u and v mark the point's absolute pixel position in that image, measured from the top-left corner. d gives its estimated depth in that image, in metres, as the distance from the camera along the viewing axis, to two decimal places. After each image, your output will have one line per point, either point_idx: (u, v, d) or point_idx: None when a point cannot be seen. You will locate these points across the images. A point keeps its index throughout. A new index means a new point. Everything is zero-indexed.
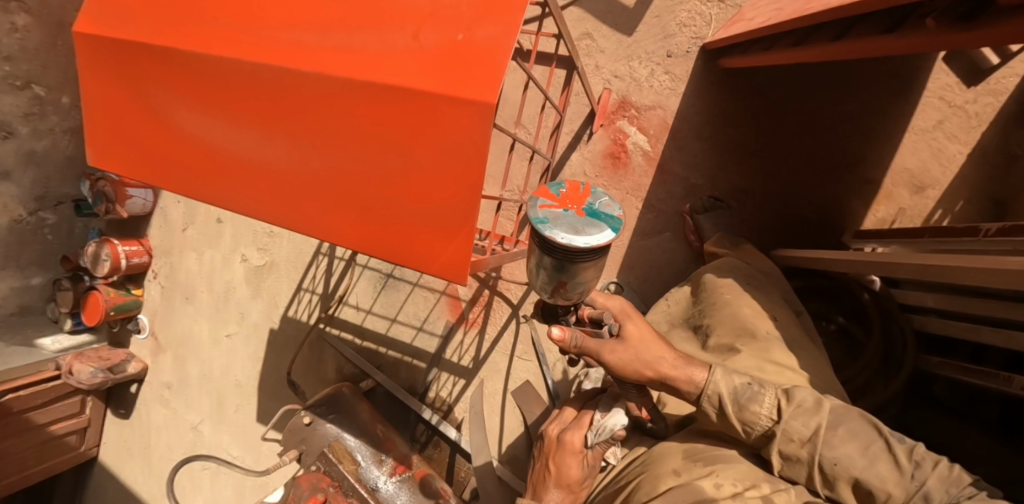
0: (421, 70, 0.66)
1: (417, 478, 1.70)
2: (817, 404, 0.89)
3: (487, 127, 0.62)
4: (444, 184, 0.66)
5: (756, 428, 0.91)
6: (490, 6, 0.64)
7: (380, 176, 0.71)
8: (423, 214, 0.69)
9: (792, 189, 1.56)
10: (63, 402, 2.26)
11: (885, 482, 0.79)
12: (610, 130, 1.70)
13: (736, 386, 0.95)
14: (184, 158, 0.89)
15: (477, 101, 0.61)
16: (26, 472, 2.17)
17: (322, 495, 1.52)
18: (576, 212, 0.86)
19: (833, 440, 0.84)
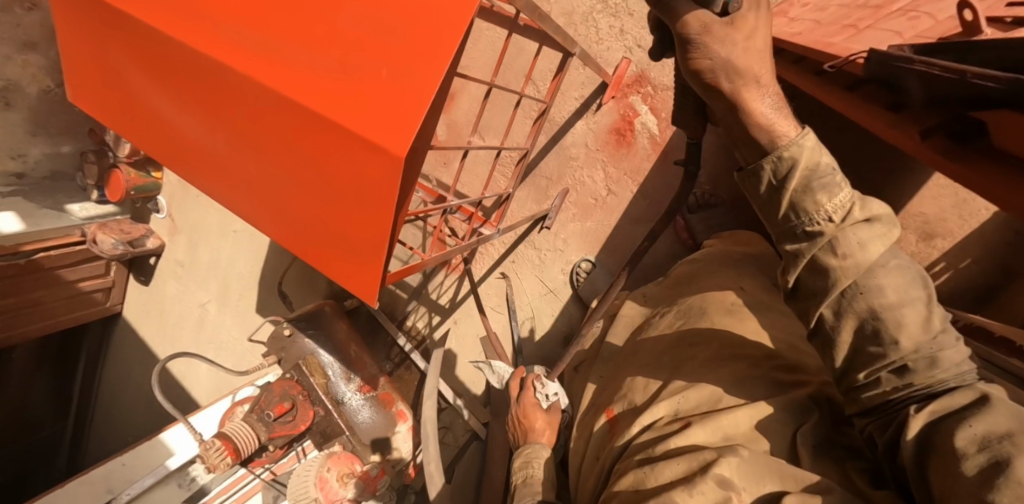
0: (337, 98, 0.64)
1: (381, 398, 1.86)
2: (888, 224, 0.71)
3: (391, 182, 0.63)
4: (358, 218, 0.71)
5: (808, 220, 0.72)
6: (411, 41, 0.60)
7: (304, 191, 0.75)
8: (345, 247, 0.75)
9: None
10: (89, 263, 2.54)
11: (903, 329, 0.68)
12: (620, 104, 1.58)
13: (820, 164, 0.71)
14: (143, 126, 0.92)
15: (382, 158, 0.62)
16: (60, 318, 2.51)
17: (289, 402, 1.69)
18: None
19: (880, 269, 0.70)
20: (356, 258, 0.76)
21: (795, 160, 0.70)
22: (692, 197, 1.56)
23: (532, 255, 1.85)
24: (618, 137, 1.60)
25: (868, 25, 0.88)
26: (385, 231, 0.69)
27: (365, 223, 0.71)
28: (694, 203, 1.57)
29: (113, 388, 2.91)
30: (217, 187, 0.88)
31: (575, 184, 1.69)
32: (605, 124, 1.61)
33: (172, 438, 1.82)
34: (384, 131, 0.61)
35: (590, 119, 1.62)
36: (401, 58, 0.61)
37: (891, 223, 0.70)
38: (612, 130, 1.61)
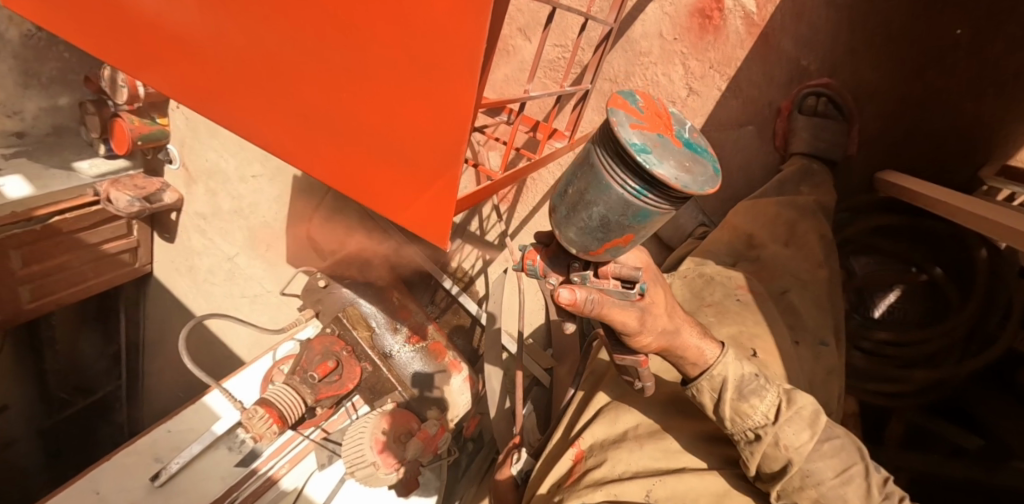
0: None
1: (431, 349, 1.64)
2: (814, 413, 0.79)
3: (470, 71, 0.60)
4: (432, 124, 0.69)
5: (745, 423, 0.80)
6: None
7: (369, 106, 0.73)
8: (415, 170, 0.75)
9: (939, 98, 1.18)
10: (111, 224, 2.42)
11: (845, 501, 0.76)
12: None
13: (744, 373, 0.82)
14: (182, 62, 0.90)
15: (461, 41, 0.59)
16: (90, 282, 2.46)
17: (333, 361, 1.51)
18: (671, 139, 0.58)
19: (814, 455, 0.77)
20: (423, 185, 0.76)
21: (724, 380, 0.81)
22: (812, 99, 1.23)
23: None
24: (703, 20, 1.26)
25: None
26: (459, 138, 0.67)
27: (436, 135, 0.69)
28: (811, 107, 1.24)
29: (159, 345, 2.89)
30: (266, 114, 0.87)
31: (647, 84, 1.37)
32: (685, 4, 1.27)
33: (216, 401, 1.76)
34: (455, 24, 0.58)
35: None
36: None
37: (810, 409, 0.80)
38: (696, 11, 1.26)
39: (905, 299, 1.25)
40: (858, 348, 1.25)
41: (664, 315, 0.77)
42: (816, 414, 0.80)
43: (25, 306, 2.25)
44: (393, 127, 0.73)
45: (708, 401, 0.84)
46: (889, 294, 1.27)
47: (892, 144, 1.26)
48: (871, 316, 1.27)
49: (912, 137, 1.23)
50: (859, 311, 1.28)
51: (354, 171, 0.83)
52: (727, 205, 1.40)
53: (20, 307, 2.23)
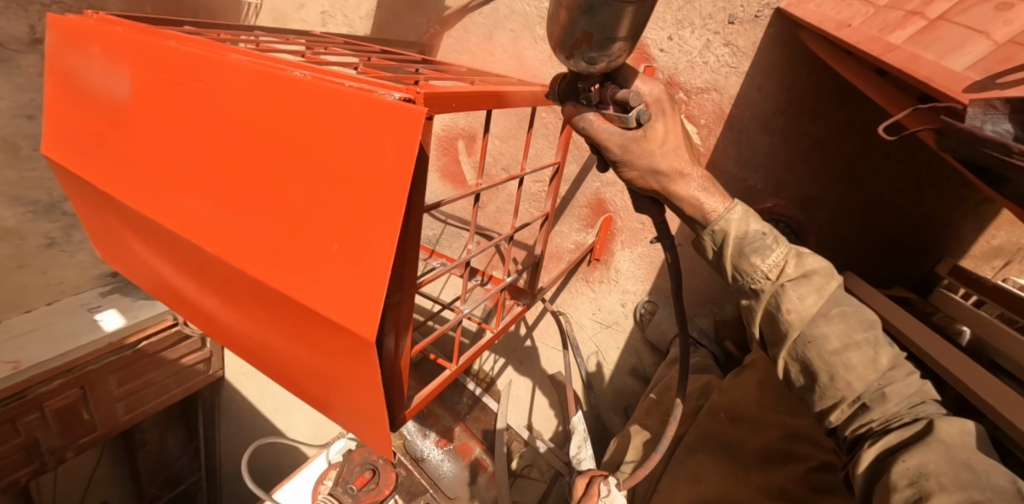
0: (264, 295, 0.65)
1: (458, 450, 1.88)
2: (824, 275, 0.88)
3: (270, 353, 0.75)
4: (250, 341, 0.77)
5: (751, 279, 0.90)
6: (307, 332, 0.64)
7: (244, 327, 0.75)
8: (211, 312, 0.80)
9: (883, 201, 1.27)
10: (186, 341, 2.83)
11: (829, 331, 0.83)
12: None
13: (749, 232, 0.91)
14: (136, 261, 0.92)
15: (278, 344, 0.71)
16: (173, 392, 2.91)
17: (370, 471, 1.76)
18: None
19: (820, 319, 0.85)
20: (215, 317, 0.80)
21: (727, 231, 0.91)
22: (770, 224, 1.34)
23: (585, 290, 1.69)
24: None
25: (942, 17, 0.68)
26: (248, 346, 0.78)
27: (254, 353, 0.78)
28: None
29: (240, 441, 3.30)
30: (167, 252, 0.80)
31: (617, 208, 1.53)
32: None
33: None
34: (285, 356, 0.72)
35: None
36: (284, 306, 0.63)
37: (826, 275, 0.88)
38: None
39: None
40: None
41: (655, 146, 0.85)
42: (833, 281, 0.88)
43: (121, 418, 2.72)
44: (252, 335, 0.75)
45: (709, 250, 0.96)
46: None
47: (850, 244, 1.33)
48: None
49: (866, 236, 1.31)
50: None
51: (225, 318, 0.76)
52: (706, 309, 1.53)
53: (117, 419, 2.70)
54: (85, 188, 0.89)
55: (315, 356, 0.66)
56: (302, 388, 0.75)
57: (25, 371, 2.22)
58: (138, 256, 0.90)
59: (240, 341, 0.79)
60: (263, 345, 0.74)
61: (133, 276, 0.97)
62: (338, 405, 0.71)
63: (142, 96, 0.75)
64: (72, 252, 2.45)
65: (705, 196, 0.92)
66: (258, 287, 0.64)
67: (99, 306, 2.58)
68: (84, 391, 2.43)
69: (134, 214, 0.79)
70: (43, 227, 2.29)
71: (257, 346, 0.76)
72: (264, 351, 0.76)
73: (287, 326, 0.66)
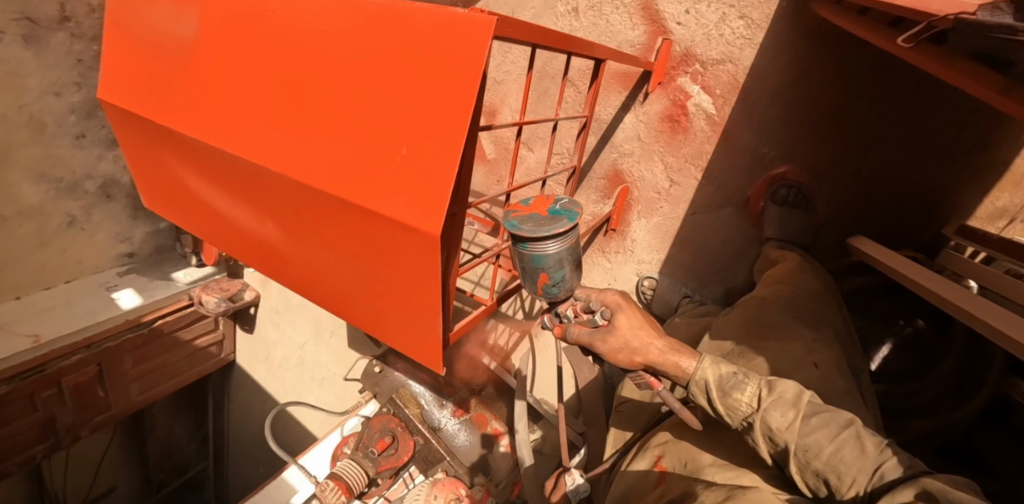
0: (328, 213, 0.69)
1: (474, 420, 1.91)
2: (794, 392, 0.86)
3: (326, 277, 0.80)
4: (307, 268, 0.82)
5: (736, 416, 0.89)
6: (367, 246, 0.68)
7: (303, 254, 0.80)
8: (270, 244, 0.85)
9: (892, 167, 1.31)
10: (200, 322, 2.88)
11: (818, 443, 0.80)
12: (668, 89, 1.49)
13: (723, 374, 0.93)
14: (189, 203, 0.97)
15: (335, 266, 0.76)
16: (186, 373, 2.96)
17: (389, 437, 1.84)
18: (542, 212, 0.91)
19: (794, 425, 0.83)
20: (274, 250, 0.86)
21: (704, 380, 0.93)
22: (782, 190, 1.38)
23: (601, 260, 1.73)
24: (672, 124, 1.49)
25: None
26: (304, 274, 0.84)
27: (310, 281, 0.84)
28: (783, 196, 1.39)
29: (249, 426, 3.33)
30: (225, 186, 0.85)
31: (633, 179, 1.59)
32: (655, 113, 1.52)
33: (292, 476, 2.10)
34: (341, 278, 0.77)
35: (638, 111, 1.54)
36: (346, 221, 0.68)
37: (795, 389, 0.86)
38: (664, 118, 1.50)
39: (898, 351, 1.33)
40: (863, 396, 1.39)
41: (626, 334, 0.99)
42: (796, 387, 0.87)
43: (134, 399, 2.75)
44: (311, 261, 0.80)
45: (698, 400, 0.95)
46: (882, 348, 1.35)
47: (860, 209, 1.37)
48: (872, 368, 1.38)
49: (872, 202, 1.35)
50: None
51: (285, 245, 0.82)
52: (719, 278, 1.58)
53: (131, 399, 2.74)
54: (138, 130, 0.94)
55: (373, 269, 0.70)
56: (357, 311, 0.80)
57: (44, 345, 2.27)
58: (191, 197, 0.95)
59: (297, 270, 0.85)
60: (320, 269, 0.80)
61: (184, 220, 1.02)
62: (391, 323, 0.75)
63: (207, 34, 0.80)
64: (92, 231, 2.48)
65: (673, 355, 0.98)
66: (323, 204, 0.69)
67: (117, 286, 2.61)
68: (101, 368, 2.47)
69: (194, 149, 0.84)
70: (66, 204, 2.32)
71: (313, 272, 0.82)
72: (320, 277, 0.82)
73: (349, 241, 0.70)
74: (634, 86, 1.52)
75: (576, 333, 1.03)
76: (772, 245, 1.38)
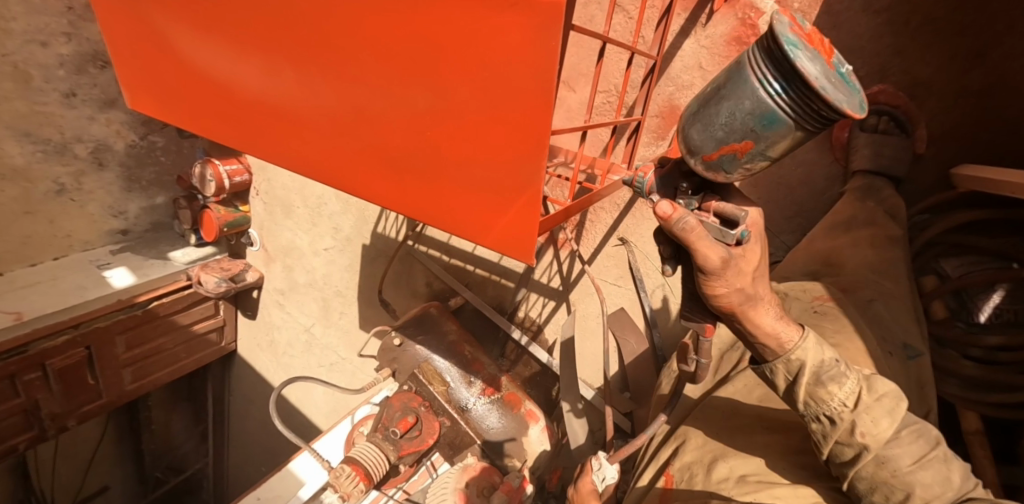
0: (378, 29, 0.53)
1: (506, 400, 1.68)
2: (895, 398, 0.76)
3: (358, 146, 0.62)
4: (332, 140, 0.65)
5: (818, 405, 0.78)
6: (429, 68, 0.51)
7: (331, 117, 0.63)
8: (287, 118, 0.68)
9: (1004, 84, 1.14)
10: (200, 306, 2.68)
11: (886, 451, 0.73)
12: (736, 7, 1.30)
13: (824, 359, 0.79)
14: (187, 85, 0.80)
15: (375, 122, 0.59)
16: (183, 361, 2.75)
17: (412, 416, 1.61)
18: (825, 63, 0.61)
19: (886, 437, 0.74)
20: (289, 125, 0.69)
21: (803, 363, 0.78)
22: (874, 117, 1.25)
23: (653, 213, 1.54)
24: (741, 48, 1.31)
25: None
26: (329, 150, 0.66)
27: (336, 160, 0.66)
28: (874, 125, 1.26)
29: (249, 421, 3.10)
30: (238, 39, 0.68)
31: None
32: (721, 36, 1.33)
33: (300, 467, 1.88)
34: (382, 143, 0.60)
35: (701, 34, 1.35)
36: (405, 34, 0.51)
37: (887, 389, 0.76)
38: (732, 42, 1.32)
39: (1012, 298, 1.14)
40: (967, 356, 1.20)
41: (739, 272, 0.74)
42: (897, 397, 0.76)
43: (127, 387, 2.54)
44: (342, 126, 0.63)
45: (778, 377, 0.82)
46: (993, 296, 1.16)
47: (960, 135, 1.20)
48: (976, 322, 1.19)
49: (984, 123, 1.17)
50: (962, 318, 1.21)
51: (309, 108, 0.65)
52: (792, 225, 1.40)
53: (124, 388, 2.52)
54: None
55: (443, 108, 0.52)
56: (401, 187, 0.61)
57: (27, 323, 2.04)
58: (189, 75, 0.78)
59: (317, 148, 0.67)
60: (353, 134, 0.62)
61: (178, 114, 0.85)
62: (451, 193, 0.57)
63: None
64: (82, 202, 2.30)
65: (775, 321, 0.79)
66: (380, 14, 0.52)
67: (108, 264, 2.41)
68: (91, 352, 2.26)
69: None
70: (54, 170, 2.14)
71: (342, 145, 0.64)
72: (349, 149, 0.64)
73: (411, 65, 0.52)
74: (695, 8, 1.34)
75: (692, 232, 0.69)
76: (860, 179, 1.24)
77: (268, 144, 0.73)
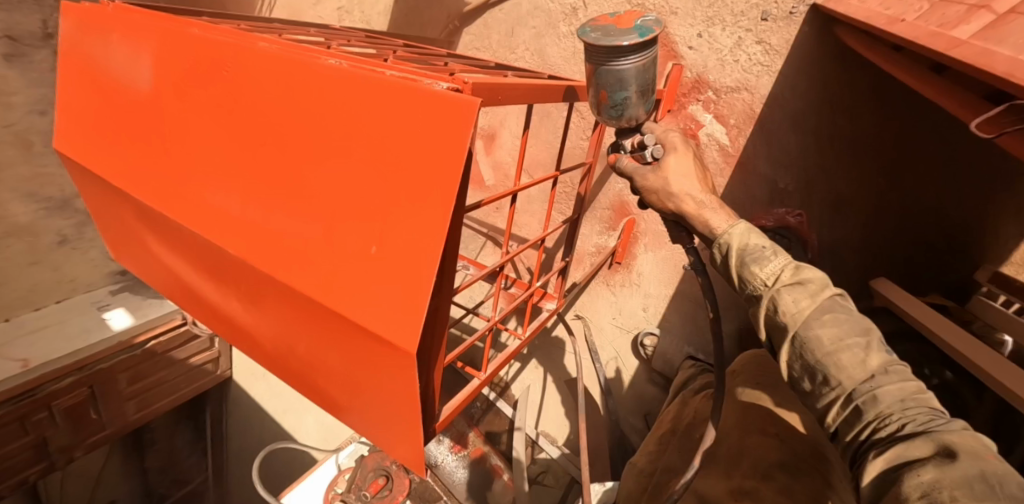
0: (283, 300, 0.61)
1: (473, 456, 1.82)
2: (819, 283, 0.83)
3: (289, 362, 0.72)
4: (267, 348, 0.74)
5: (751, 286, 0.88)
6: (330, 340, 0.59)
7: (263, 335, 0.72)
8: (229, 319, 0.77)
9: (919, 207, 1.23)
10: (196, 341, 2.82)
11: (816, 333, 0.79)
12: (679, 117, 1.39)
13: (749, 243, 0.91)
14: (152, 261, 0.89)
15: (296, 353, 0.68)
16: (182, 391, 2.91)
17: (383, 477, 1.75)
18: (620, 24, 0.78)
19: (813, 322, 0.80)
20: (231, 324, 0.78)
21: (729, 243, 0.92)
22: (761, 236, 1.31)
23: (606, 293, 1.67)
24: None
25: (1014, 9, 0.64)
26: (266, 353, 0.75)
27: (273, 361, 0.75)
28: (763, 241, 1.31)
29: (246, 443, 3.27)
30: (182, 253, 0.76)
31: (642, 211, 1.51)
32: None
33: None
34: (306, 367, 0.69)
35: None
36: (306, 314, 0.59)
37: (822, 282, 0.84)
38: None
39: None
40: None
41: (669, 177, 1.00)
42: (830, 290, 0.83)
43: (130, 418, 2.70)
44: (273, 343, 0.71)
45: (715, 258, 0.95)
46: None
47: (884, 248, 1.28)
48: None
49: (902, 239, 1.27)
50: None
51: (245, 322, 0.73)
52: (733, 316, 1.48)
53: (127, 418, 2.69)
54: (93, 184, 0.86)
55: (347, 370, 0.61)
56: (327, 398, 0.71)
57: (34, 370, 2.19)
58: (151, 256, 0.88)
59: (258, 349, 0.76)
60: (283, 353, 0.71)
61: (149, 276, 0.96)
62: (363, 417, 0.67)
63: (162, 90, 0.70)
64: (84, 249, 2.44)
65: (707, 212, 0.97)
66: (284, 293, 0.60)
67: (109, 305, 2.56)
68: (94, 391, 2.41)
69: (148, 211, 0.75)
70: (56, 223, 2.28)
71: (276, 355, 0.74)
72: (282, 360, 0.73)
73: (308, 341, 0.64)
74: None
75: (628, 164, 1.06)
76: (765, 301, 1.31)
77: (220, 328, 0.82)
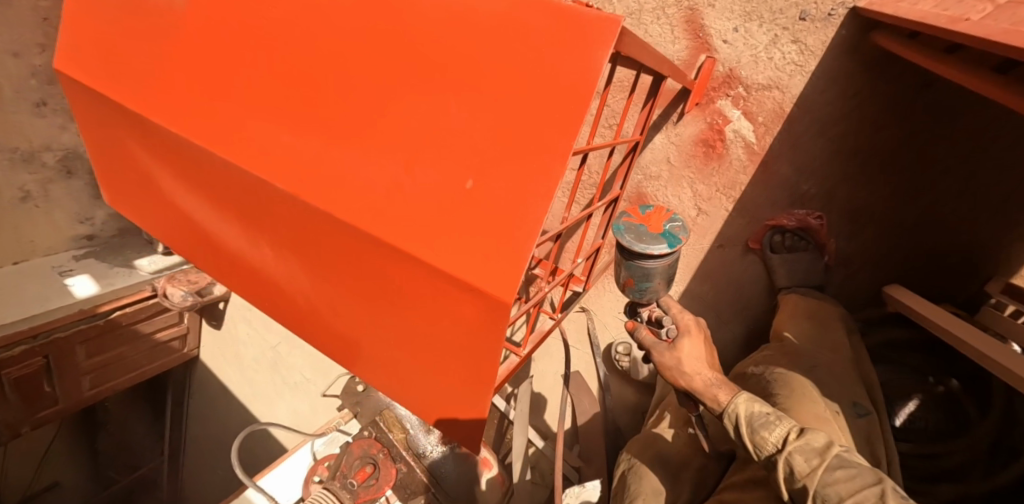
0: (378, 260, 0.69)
1: (463, 449, 1.74)
2: (825, 443, 0.81)
3: (359, 325, 0.80)
4: (338, 313, 0.82)
5: (763, 451, 0.86)
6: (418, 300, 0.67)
7: (339, 300, 0.81)
8: (301, 287, 0.85)
9: (933, 219, 1.26)
10: (164, 315, 2.65)
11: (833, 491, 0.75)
12: (706, 111, 1.37)
13: (755, 409, 0.91)
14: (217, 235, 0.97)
15: (372, 316, 0.76)
16: (144, 368, 2.72)
17: (370, 466, 1.68)
18: (652, 227, 0.92)
19: (826, 478, 0.77)
20: (302, 292, 0.86)
21: (737, 411, 0.91)
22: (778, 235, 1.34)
23: (614, 288, 1.66)
24: (707, 150, 1.39)
25: None
26: (335, 318, 0.83)
27: (340, 328, 0.84)
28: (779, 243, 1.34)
29: (208, 427, 3.10)
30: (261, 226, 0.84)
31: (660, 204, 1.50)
32: (689, 136, 1.41)
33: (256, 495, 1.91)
34: (378, 332, 0.78)
35: (670, 132, 1.43)
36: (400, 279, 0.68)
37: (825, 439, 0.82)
38: (699, 142, 1.40)
39: (925, 409, 1.19)
40: None
41: (682, 356, 1.03)
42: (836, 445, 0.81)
43: (85, 393, 2.51)
44: (346, 308, 0.80)
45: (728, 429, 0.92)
46: (907, 405, 1.21)
47: (896, 257, 1.31)
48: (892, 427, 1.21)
49: (915, 250, 1.30)
50: None
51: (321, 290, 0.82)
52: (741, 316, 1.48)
53: (82, 394, 2.50)
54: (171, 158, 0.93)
55: (425, 332, 0.70)
56: (389, 363, 0.79)
57: None
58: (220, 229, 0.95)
59: (327, 315, 0.85)
60: (355, 317, 0.80)
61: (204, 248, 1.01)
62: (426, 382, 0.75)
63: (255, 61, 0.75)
64: (48, 209, 2.25)
65: (715, 388, 0.98)
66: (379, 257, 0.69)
67: (71, 271, 2.36)
68: (49, 361, 2.23)
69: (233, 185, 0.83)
70: (20, 178, 2.09)
71: (346, 322, 0.82)
72: (353, 325, 0.81)
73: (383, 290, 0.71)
74: (668, 106, 1.40)
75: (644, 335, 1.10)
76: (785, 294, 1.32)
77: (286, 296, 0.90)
